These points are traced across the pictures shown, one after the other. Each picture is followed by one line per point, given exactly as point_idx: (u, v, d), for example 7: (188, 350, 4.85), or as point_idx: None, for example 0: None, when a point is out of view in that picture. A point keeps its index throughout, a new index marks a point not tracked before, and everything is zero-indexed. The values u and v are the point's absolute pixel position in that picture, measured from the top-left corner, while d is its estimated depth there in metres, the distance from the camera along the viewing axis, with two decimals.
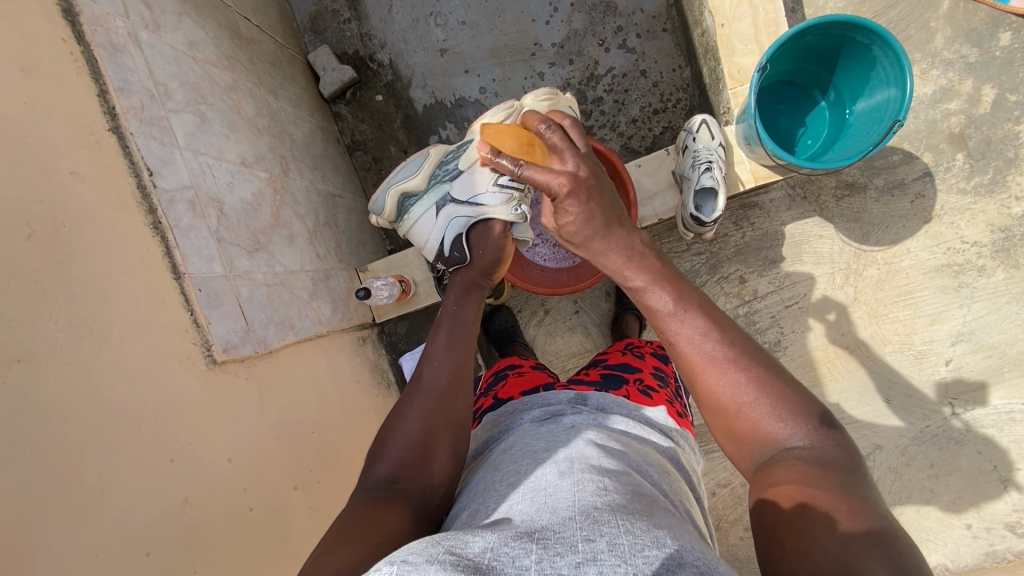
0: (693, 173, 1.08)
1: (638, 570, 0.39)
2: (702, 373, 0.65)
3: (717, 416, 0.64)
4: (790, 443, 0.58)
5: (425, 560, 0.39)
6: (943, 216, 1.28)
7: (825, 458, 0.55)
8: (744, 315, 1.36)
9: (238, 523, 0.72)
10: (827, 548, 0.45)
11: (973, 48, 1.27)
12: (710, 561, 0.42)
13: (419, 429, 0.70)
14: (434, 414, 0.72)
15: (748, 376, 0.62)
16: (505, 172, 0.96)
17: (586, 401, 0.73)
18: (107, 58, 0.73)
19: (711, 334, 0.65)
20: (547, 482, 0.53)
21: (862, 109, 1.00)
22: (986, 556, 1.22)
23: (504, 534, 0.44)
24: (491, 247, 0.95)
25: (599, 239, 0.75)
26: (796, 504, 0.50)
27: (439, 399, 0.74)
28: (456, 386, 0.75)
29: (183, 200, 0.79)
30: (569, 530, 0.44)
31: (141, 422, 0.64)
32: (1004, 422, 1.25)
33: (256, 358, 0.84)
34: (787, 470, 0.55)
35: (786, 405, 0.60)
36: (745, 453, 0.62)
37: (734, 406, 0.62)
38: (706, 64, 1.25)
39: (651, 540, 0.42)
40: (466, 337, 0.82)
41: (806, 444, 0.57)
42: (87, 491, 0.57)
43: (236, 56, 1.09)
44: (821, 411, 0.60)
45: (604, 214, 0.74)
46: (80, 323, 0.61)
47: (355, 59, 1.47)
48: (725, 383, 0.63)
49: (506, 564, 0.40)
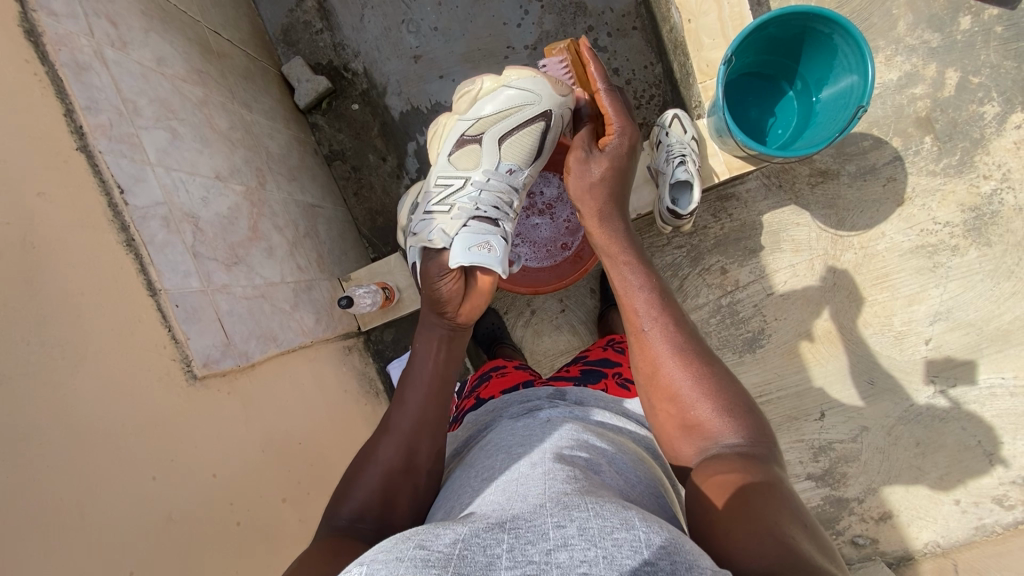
0: (667, 167, 1.09)
1: (607, 553, 0.39)
2: (663, 364, 0.69)
3: (671, 405, 0.67)
4: (727, 440, 0.62)
5: (394, 558, 0.40)
6: (914, 199, 1.31)
7: (755, 455, 0.59)
8: (726, 306, 1.39)
9: (224, 538, 0.72)
10: (771, 533, 0.47)
11: (935, 33, 1.30)
12: (676, 538, 0.43)
13: (381, 473, 0.69)
14: (398, 458, 0.70)
15: (704, 373, 0.67)
16: (431, 202, 0.97)
17: (565, 396, 0.75)
18: (73, 78, 0.73)
19: (676, 331, 0.71)
20: (518, 472, 0.54)
21: (828, 96, 1.02)
22: (976, 530, 1.25)
23: (476, 525, 0.45)
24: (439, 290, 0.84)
25: (595, 197, 0.87)
26: (731, 492, 0.53)
27: (407, 442, 0.72)
28: (423, 431, 0.73)
29: (156, 216, 0.79)
30: (539, 517, 0.44)
31: (123, 440, 0.64)
32: (986, 398, 1.28)
33: (238, 371, 0.83)
34: (723, 466, 0.58)
35: (729, 406, 0.64)
36: (687, 443, 0.65)
37: (688, 396, 0.66)
38: (676, 59, 1.26)
39: (619, 522, 0.43)
40: (438, 378, 0.79)
41: (741, 442, 0.61)
42: (66, 514, 0.57)
43: (207, 71, 1.08)
44: (759, 418, 0.65)
45: (612, 191, 0.88)
46: (55, 343, 0.60)
47: (329, 69, 1.47)
48: (683, 374, 0.67)
49: (478, 553, 0.41)
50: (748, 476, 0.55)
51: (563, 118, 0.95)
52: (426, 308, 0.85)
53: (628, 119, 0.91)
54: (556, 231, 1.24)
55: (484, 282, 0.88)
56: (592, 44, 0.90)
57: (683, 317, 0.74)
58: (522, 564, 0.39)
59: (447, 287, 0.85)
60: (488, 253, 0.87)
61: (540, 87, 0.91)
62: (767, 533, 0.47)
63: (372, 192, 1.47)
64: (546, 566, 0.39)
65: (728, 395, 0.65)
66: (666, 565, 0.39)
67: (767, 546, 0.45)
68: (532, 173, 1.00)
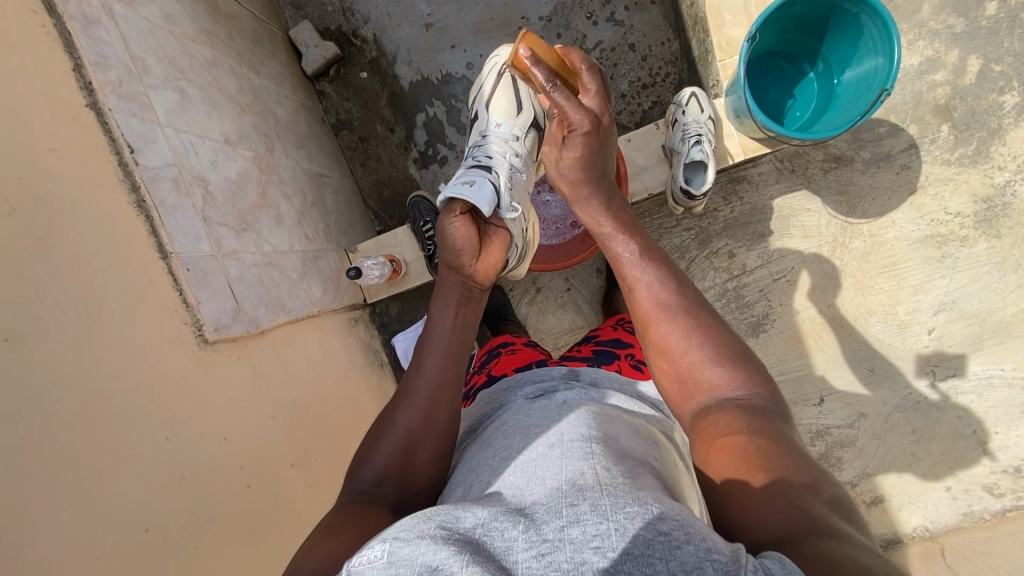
0: (682, 146, 1.06)
1: (620, 527, 0.40)
2: (653, 320, 0.70)
3: (665, 360, 0.68)
4: (728, 394, 0.61)
5: (415, 536, 0.41)
6: (928, 187, 1.30)
7: (758, 407, 0.58)
8: (732, 290, 1.39)
9: (236, 500, 0.73)
10: (786, 497, 0.48)
11: (959, 18, 1.27)
12: (688, 514, 0.43)
13: (401, 437, 0.69)
14: (417, 423, 0.70)
15: (695, 323, 0.68)
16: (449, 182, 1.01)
17: (579, 377, 0.75)
18: (81, 32, 0.70)
19: (667, 284, 0.72)
20: (533, 455, 0.54)
21: (850, 78, 0.99)
22: (965, 516, 1.27)
23: (493, 506, 0.45)
24: (452, 238, 0.82)
25: (572, 175, 0.84)
26: (744, 455, 0.52)
27: (425, 406, 0.72)
28: (441, 394, 0.73)
29: (166, 177, 0.78)
30: (555, 499, 0.45)
31: (135, 402, 0.64)
32: (983, 388, 1.29)
33: (248, 337, 0.83)
34: (726, 424, 0.57)
35: (725, 353, 0.64)
36: (687, 399, 0.65)
37: (681, 351, 0.66)
38: (695, 36, 1.23)
39: (632, 498, 0.43)
40: (456, 340, 0.79)
41: (744, 394, 0.60)
42: (83, 470, 0.57)
43: (215, 31, 1.05)
44: (760, 367, 0.64)
45: (597, 164, 0.84)
46: (68, 303, 0.60)
47: (338, 35, 1.44)
48: (672, 328, 0.68)
49: (496, 535, 0.41)
50: (754, 437, 0.54)
51: None
52: (444, 269, 0.84)
53: (603, 109, 0.84)
54: (567, 210, 1.22)
55: (498, 241, 0.87)
56: (523, 48, 0.78)
57: (677, 270, 0.75)
58: (538, 543, 0.40)
59: (462, 232, 0.83)
60: (470, 189, 0.84)
61: (503, 47, 0.98)
62: (776, 493, 0.48)
63: (379, 163, 1.45)
64: (560, 543, 0.40)
65: (725, 341, 0.66)
66: (679, 536, 0.39)
67: (782, 511, 0.47)
68: (525, 123, 0.96)
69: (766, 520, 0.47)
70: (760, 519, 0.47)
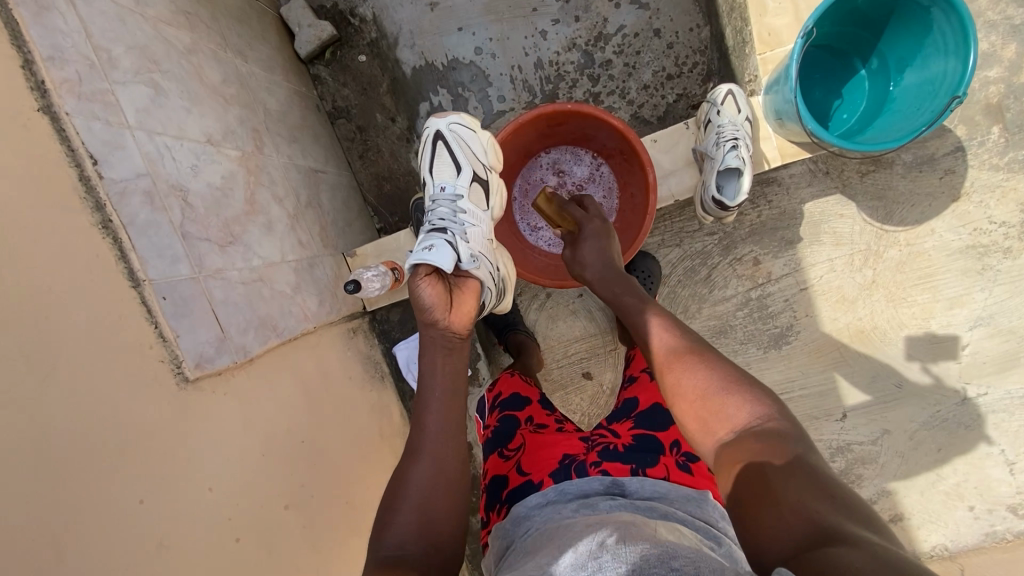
0: (716, 152, 0.96)
1: None
2: (667, 367, 0.68)
3: (686, 403, 0.63)
4: (746, 422, 0.57)
5: None
6: (972, 194, 1.21)
7: (774, 429, 0.56)
8: (755, 299, 1.31)
9: (222, 557, 0.65)
10: (797, 514, 0.47)
11: (1020, 9, 1.15)
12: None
13: (418, 491, 0.64)
14: (432, 473, 0.66)
15: (703, 361, 0.65)
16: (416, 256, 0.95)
17: (624, 489, 0.64)
18: (31, 20, 0.60)
19: (673, 330, 0.72)
20: (588, 537, 0.50)
21: (911, 81, 0.89)
22: (986, 536, 1.22)
23: None
24: (423, 300, 0.75)
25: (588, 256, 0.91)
26: (755, 474, 0.52)
27: (439, 451, 0.67)
28: (450, 435, 0.69)
29: (137, 190, 0.68)
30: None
31: (101, 460, 0.55)
32: (1017, 407, 1.22)
33: (235, 368, 0.75)
34: (740, 450, 0.55)
35: (729, 378, 0.62)
36: (705, 434, 0.61)
37: (693, 391, 0.63)
38: (730, 23, 1.12)
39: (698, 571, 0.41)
40: (455, 386, 0.74)
41: (759, 420, 0.57)
42: (39, 552, 0.49)
43: (196, 12, 0.94)
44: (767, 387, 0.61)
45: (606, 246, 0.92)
46: (19, 353, 0.51)
47: (334, 14, 1.31)
48: (682, 368, 0.66)
49: None
50: (761, 453, 0.54)
51: (456, 129, 0.91)
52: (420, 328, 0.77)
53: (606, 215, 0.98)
54: None
55: (468, 292, 0.79)
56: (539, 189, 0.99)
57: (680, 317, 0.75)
58: None
59: (431, 291, 0.75)
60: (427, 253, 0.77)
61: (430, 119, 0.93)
62: (790, 513, 0.47)
63: (379, 156, 1.35)
64: None
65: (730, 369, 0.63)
66: None
67: (793, 528, 0.46)
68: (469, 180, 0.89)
69: (779, 538, 0.46)
70: (774, 538, 0.47)
